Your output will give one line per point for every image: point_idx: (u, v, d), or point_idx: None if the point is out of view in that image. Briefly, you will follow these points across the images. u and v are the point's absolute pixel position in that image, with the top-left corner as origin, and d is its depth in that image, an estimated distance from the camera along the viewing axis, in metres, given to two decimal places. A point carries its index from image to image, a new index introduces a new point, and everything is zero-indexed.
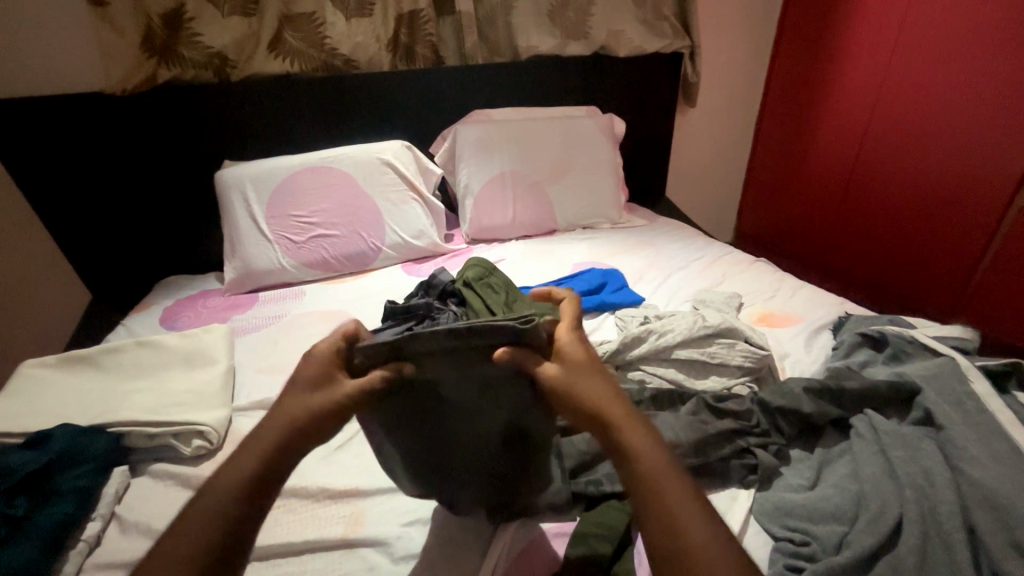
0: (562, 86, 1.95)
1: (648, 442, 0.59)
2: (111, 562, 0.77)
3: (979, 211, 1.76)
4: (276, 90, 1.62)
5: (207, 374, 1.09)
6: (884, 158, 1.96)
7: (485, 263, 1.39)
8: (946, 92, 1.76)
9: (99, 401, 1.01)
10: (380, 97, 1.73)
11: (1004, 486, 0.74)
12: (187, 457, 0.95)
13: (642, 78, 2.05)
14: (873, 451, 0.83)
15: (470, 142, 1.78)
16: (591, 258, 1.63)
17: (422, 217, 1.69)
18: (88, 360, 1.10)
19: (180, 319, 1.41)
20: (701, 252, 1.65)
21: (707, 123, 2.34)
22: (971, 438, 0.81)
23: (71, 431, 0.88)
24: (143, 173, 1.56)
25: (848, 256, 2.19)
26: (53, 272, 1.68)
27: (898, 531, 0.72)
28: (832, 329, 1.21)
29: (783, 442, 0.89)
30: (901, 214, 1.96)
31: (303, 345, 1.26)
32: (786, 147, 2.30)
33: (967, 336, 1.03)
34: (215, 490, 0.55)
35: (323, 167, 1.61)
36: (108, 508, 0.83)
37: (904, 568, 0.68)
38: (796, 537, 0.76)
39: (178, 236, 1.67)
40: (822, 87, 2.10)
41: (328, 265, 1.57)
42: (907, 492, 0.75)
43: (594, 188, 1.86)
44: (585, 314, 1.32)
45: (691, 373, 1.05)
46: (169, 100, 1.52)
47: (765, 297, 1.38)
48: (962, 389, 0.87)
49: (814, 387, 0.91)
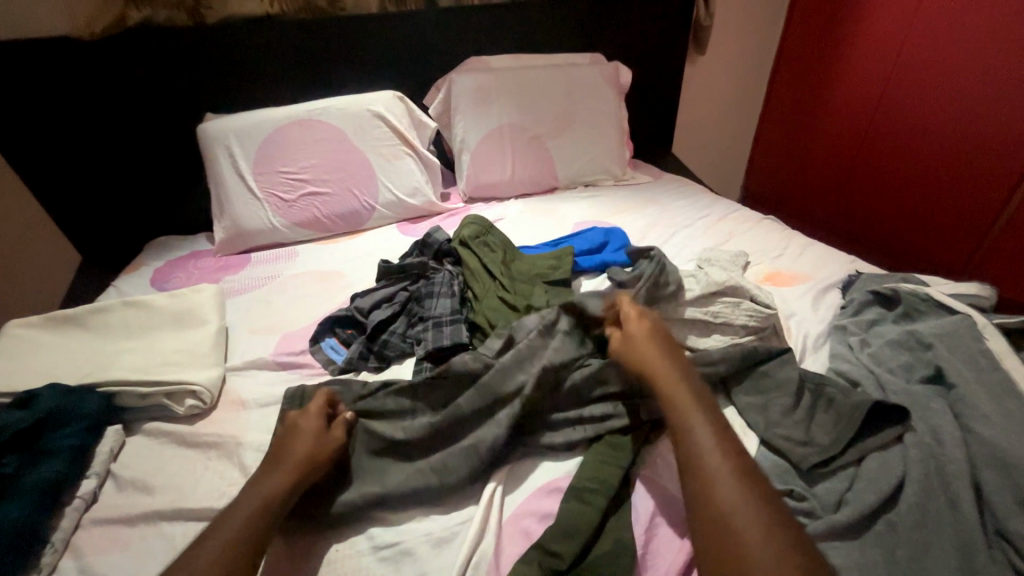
0: (565, 30, 1.81)
1: (729, 488, 0.61)
2: (108, 517, 0.77)
3: (1003, 159, 1.65)
4: (255, 33, 1.50)
5: (196, 335, 1.06)
6: (910, 108, 1.82)
7: (483, 220, 1.32)
8: (978, 31, 1.61)
9: (87, 361, 0.99)
10: (370, 42, 1.61)
11: (1015, 444, 0.71)
12: (181, 416, 0.93)
13: (652, 19, 1.89)
14: (888, 429, 0.78)
15: (465, 92, 1.68)
16: (593, 217, 1.57)
17: (416, 173, 1.61)
18: (74, 319, 1.07)
19: (170, 280, 1.38)
20: (708, 209, 1.59)
21: (719, 71, 2.19)
22: (984, 397, 0.77)
23: (59, 389, 0.87)
24: (123, 128, 1.49)
25: (858, 212, 2.09)
26: (38, 231, 1.64)
27: (885, 491, 0.70)
28: (840, 288, 1.17)
29: (766, 424, 0.82)
30: (916, 164, 1.86)
31: (296, 306, 1.23)
32: (803, 97, 2.15)
33: (982, 294, 0.99)
34: (209, 556, 0.62)
35: (311, 120, 1.53)
36: (103, 466, 0.83)
37: (899, 523, 0.68)
38: (796, 492, 0.74)
39: (164, 193, 1.61)
40: (846, 32, 1.94)
41: (320, 225, 1.52)
42: (912, 453, 0.74)
43: (597, 142, 1.76)
44: (586, 273, 1.27)
45: (694, 333, 1.00)
46: (144, 46, 1.42)
47: (773, 255, 1.32)
48: (977, 347, 0.83)
49: (842, 374, 0.89)
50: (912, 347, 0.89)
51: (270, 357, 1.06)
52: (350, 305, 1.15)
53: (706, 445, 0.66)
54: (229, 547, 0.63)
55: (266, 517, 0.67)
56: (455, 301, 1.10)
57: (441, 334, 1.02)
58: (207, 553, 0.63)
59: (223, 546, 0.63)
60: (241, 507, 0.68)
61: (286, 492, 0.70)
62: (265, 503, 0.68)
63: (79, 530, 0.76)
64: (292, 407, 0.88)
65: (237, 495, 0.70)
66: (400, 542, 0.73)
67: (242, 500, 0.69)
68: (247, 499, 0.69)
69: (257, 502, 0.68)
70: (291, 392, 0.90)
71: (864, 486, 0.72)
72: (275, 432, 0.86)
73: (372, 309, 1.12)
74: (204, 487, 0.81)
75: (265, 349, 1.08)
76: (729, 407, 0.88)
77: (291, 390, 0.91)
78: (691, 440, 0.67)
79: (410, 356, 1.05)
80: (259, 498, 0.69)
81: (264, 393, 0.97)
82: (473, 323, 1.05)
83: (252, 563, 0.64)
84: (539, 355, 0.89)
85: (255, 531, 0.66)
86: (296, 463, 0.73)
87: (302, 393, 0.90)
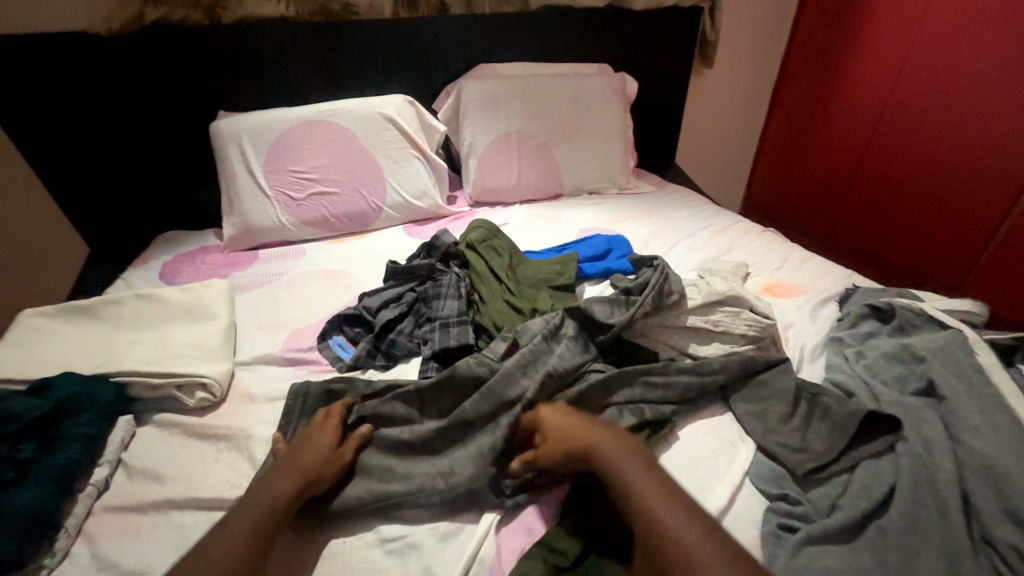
0: (573, 40, 1.85)
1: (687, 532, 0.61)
2: (119, 505, 0.79)
3: (998, 180, 1.69)
4: (270, 34, 1.53)
5: (206, 329, 1.08)
6: (909, 127, 1.86)
7: (490, 225, 1.35)
8: (977, 54, 1.65)
9: (99, 351, 1.00)
10: (382, 46, 1.64)
11: (1002, 455, 0.73)
12: (192, 408, 0.95)
13: (658, 32, 1.93)
14: (880, 438, 0.81)
15: (474, 98, 1.71)
16: (597, 224, 1.60)
17: (424, 176, 1.64)
18: (86, 310, 1.09)
19: (180, 274, 1.40)
20: (710, 220, 1.62)
21: (723, 85, 2.23)
22: (974, 410, 0.80)
23: (73, 378, 0.89)
24: (134, 123, 1.51)
25: (856, 227, 2.13)
26: (47, 222, 1.66)
27: (876, 498, 0.73)
28: (838, 301, 1.19)
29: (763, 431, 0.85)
30: (913, 182, 1.90)
31: (304, 304, 1.25)
32: (805, 113, 2.19)
33: (974, 310, 1.02)
34: (215, 557, 0.64)
35: (322, 121, 1.56)
36: (115, 455, 0.85)
37: (890, 529, 0.70)
38: (790, 497, 0.76)
39: (174, 188, 1.63)
40: (847, 52, 1.98)
41: (328, 224, 1.54)
42: (903, 461, 0.76)
43: (602, 151, 1.80)
44: (590, 280, 1.30)
45: (694, 341, 1.02)
46: (160, 44, 1.45)
47: (772, 267, 1.35)
48: (968, 361, 0.85)
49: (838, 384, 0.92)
50: (906, 360, 0.92)
51: (278, 353, 1.08)
52: (358, 304, 1.17)
53: (651, 497, 0.64)
54: (235, 550, 0.65)
55: (272, 522, 0.69)
56: (461, 302, 1.12)
57: (448, 335, 1.04)
58: (214, 553, 0.64)
59: (230, 549, 0.65)
60: (248, 510, 0.69)
61: (290, 496, 0.72)
62: (271, 508, 0.70)
63: (91, 517, 0.78)
64: (299, 403, 0.90)
65: (243, 499, 0.72)
66: (405, 536, 0.75)
67: (249, 503, 0.71)
68: (253, 504, 0.70)
69: (264, 506, 0.70)
70: (298, 388, 0.92)
71: (855, 493, 0.75)
72: (282, 427, 0.88)
73: (379, 309, 1.14)
74: (214, 477, 0.83)
75: (274, 345, 1.10)
76: (727, 414, 0.91)
77: (296, 387, 0.92)
78: (636, 499, 0.65)
79: (416, 355, 1.07)
80: (266, 502, 0.70)
81: (273, 388, 0.99)
82: (479, 325, 1.08)
83: (259, 558, 0.65)
84: (543, 359, 0.91)
85: (261, 535, 0.67)
86: (302, 469, 0.75)
87: (307, 391, 0.91)
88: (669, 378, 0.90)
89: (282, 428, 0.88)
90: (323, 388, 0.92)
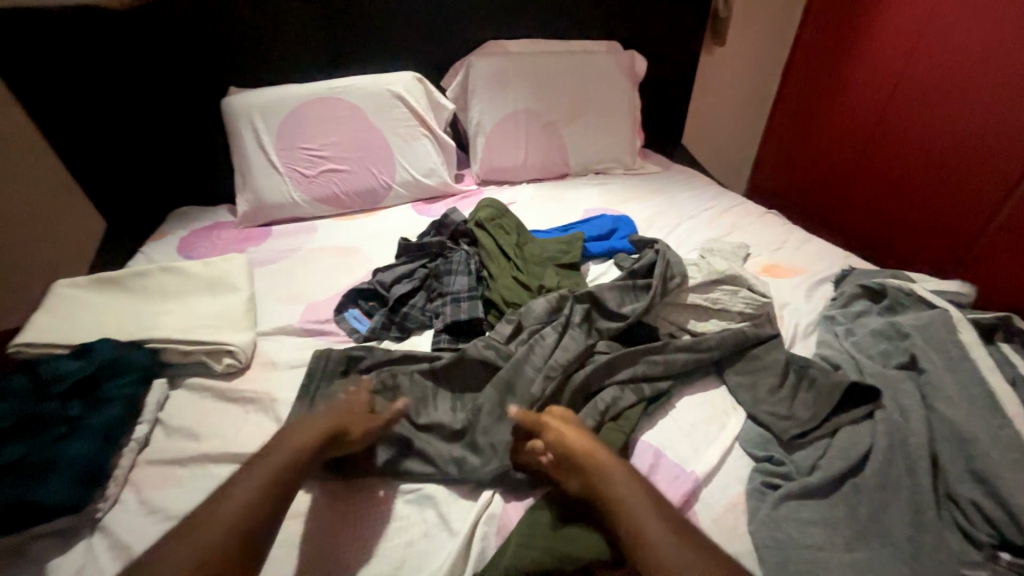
0: (581, 17, 1.83)
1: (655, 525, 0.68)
2: (159, 458, 0.86)
3: (1000, 163, 1.68)
4: (279, 9, 1.53)
5: (228, 300, 1.14)
6: (916, 109, 1.85)
7: (499, 204, 1.39)
8: (987, 34, 1.62)
9: (130, 319, 1.07)
10: (390, 21, 1.64)
11: (972, 422, 0.79)
12: (219, 373, 1.02)
13: (668, 9, 1.91)
14: (860, 406, 0.87)
15: (482, 76, 1.72)
16: (602, 204, 1.63)
17: (432, 154, 1.66)
18: (115, 281, 1.14)
19: (197, 249, 1.45)
20: (714, 202, 1.65)
21: (732, 63, 2.21)
22: (950, 381, 0.85)
23: (110, 344, 0.95)
24: (147, 98, 1.54)
25: (858, 209, 2.14)
26: (66, 197, 1.70)
27: (853, 459, 0.79)
28: (834, 282, 1.24)
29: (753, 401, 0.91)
30: (917, 165, 1.89)
31: (319, 279, 1.31)
32: (813, 93, 2.17)
33: (963, 291, 1.06)
34: (241, 497, 0.69)
35: (332, 98, 1.58)
36: (152, 415, 0.91)
37: (863, 486, 0.77)
38: (775, 458, 0.83)
39: (188, 164, 1.67)
40: (858, 30, 1.95)
41: (339, 201, 1.58)
42: (880, 426, 0.82)
43: (608, 131, 1.81)
44: (594, 259, 1.34)
45: (693, 318, 1.07)
46: (171, 18, 1.46)
47: (772, 248, 1.39)
48: (950, 337, 0.90)
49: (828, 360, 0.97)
50: (892, 336, 0.97)
51: (296, 324, 1.14)
52: (372, 279, 1.23)
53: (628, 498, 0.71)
54: (260, 492, 0.70)
55: (293, 468, 0.74)
56: (471, 279, 1.17)
57: (458, 309, 1.10)
58: (241, 495, 0.70)
59: (254, 491, 0.70)
60: (271, 458, 0.75)
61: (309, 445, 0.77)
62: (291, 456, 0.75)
63: (134, 468, 0.85)
64: (320, 368, 0.97)
65: (265, 448, 0.77)
66: (419, 488, 0.82)
67: (271, 452, 0.76)
68: (275, 453, 0.76)
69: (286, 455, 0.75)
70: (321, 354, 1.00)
71: (834, 455, 0.81)
72: (303, 389, 0.95)
73: (392, 284, 1.20)
74: (244, 435, 0.90)
75: (291, 317, 1.16)
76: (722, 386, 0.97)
77: (318, 353, 0.99)
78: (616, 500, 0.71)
79: (428, 328, 1.12)
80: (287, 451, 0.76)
81: (294, 356, 1.06)
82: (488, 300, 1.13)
83: (281, 499, 0.71)
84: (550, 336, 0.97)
85: (283, 479, 0.72)
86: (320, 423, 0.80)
87: (328, 355, 0.99)
88: (667, 354, 0.95)
89: (303, 390, 0.95)
90: (344, 355, 0.99)
